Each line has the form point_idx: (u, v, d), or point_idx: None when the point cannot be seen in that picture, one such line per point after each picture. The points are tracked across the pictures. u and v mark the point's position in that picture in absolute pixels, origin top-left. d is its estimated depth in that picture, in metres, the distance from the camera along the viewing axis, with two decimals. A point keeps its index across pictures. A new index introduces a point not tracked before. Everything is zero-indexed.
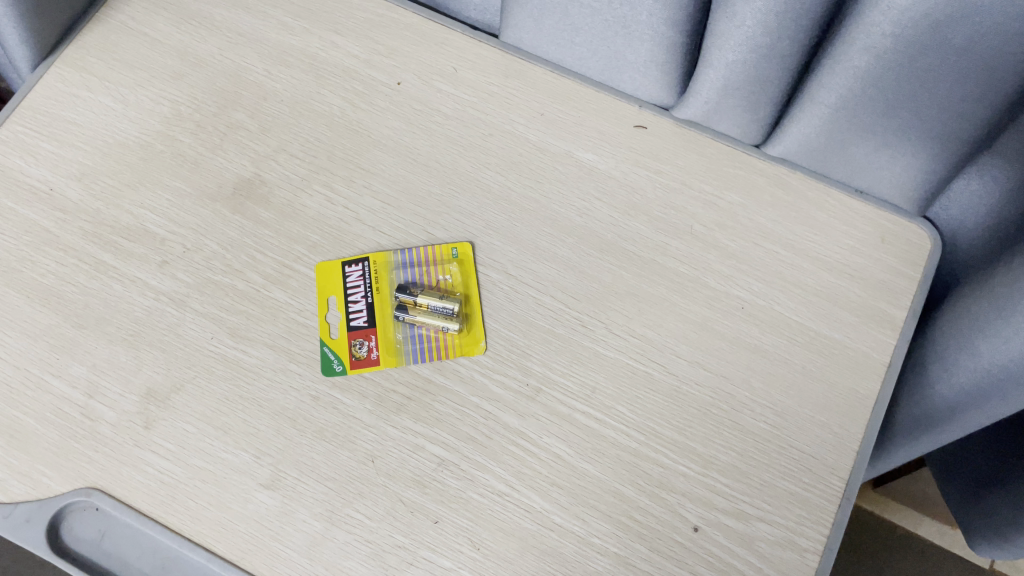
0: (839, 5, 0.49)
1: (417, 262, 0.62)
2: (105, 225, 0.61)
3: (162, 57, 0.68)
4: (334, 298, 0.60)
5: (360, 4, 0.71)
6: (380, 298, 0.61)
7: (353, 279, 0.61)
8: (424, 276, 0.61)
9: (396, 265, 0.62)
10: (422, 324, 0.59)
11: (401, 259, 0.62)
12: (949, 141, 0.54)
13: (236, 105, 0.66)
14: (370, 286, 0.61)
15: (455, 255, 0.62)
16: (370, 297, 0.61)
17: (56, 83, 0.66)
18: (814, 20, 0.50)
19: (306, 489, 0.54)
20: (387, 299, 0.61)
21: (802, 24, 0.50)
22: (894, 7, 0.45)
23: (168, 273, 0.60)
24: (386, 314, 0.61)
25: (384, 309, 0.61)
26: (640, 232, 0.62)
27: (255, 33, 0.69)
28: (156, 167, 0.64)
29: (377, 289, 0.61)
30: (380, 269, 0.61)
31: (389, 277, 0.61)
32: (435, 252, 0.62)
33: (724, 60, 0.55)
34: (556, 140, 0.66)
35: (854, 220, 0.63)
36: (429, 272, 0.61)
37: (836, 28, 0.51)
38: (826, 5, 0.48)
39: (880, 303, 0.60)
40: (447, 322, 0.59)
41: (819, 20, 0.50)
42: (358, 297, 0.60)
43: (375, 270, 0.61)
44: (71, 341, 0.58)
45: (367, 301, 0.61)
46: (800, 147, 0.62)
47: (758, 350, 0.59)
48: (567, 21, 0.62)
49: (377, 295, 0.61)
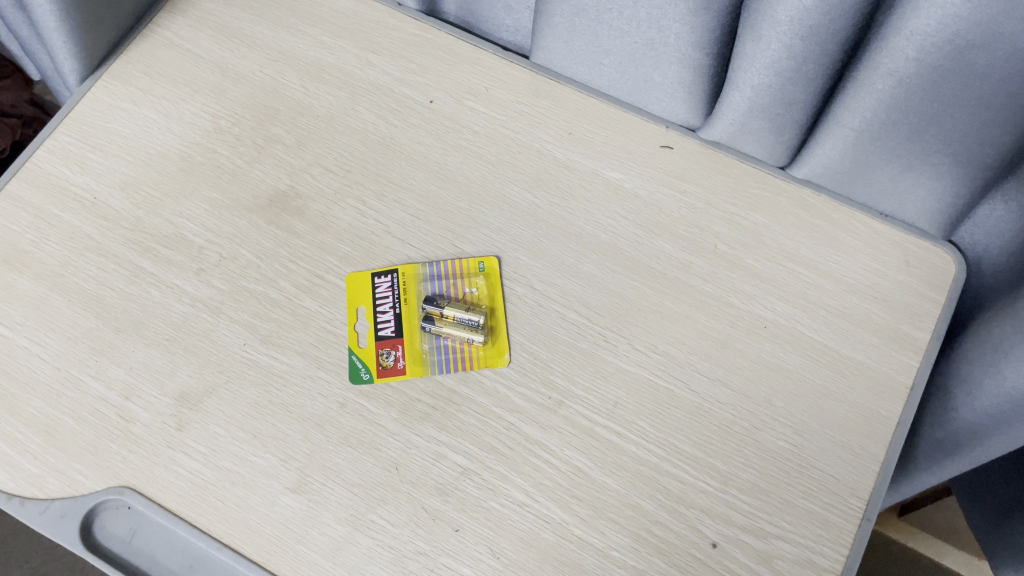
0: (863, 31, 0.50)
1: (444, 275, 0.63)
2: (145, 233, 0.64)
3: (203, 72, 0.70)
4: (363, 308, 0.61)
5: (396, 25, 0.73)
6: (408, 310, 0.63)
7: (383, 290, 0.62)
8: (451, 288, 0.63)
9: (424, 277, 0.63)
10: (448, 336, 0.61)
11: (429, 272, 0.63)
12: (973, 166, 0.54)
13: (274, 120, 0.68)
14: (398, 297, 0.62)
15: (482, 269, 0.63)
16: (398, 308, 0.62)
17: (103, 96, 0.69)
18: (840, 45, 0.51)
19: (331, 494, 0.55)
20: (415, 310, 0.63)
21: (827, 48, 0.51)
22: (917, 33, 0.46)
23: (204, 280, 0.62)
24: (414, 325, 0.62)
25: (412, 320, 0.63)
26: (665, 251, 0.63)
27: (294, 51, 0.71)
28: (196, 178, 0.66)
29: (405, 300, 0.63)
30: (408, 280, 0.63)
31: (417, 289, 0.63)
32: (462, 266, 0.63)
33: (749, 82, 0.56)
34: (583, 159, 0.67)
35: (878, 242, 0.63)
36: (456, 285, 0.63)
37: (861, 52, 0.52)
38: (851, 30, 0.49)
39: (903, 326, 0.60)
40: (473, 334, 0.60)
41: (845, 45, 0.51)
42: (387, 308, 0.62)
43: (404, 281, 0.63)
44: (110, 344, 0.60)
45: (395, 311, 0.62)
46: (825, 169, 0.62)
47: (780, 369, 0.59)
48: (597, 43, 0.63)
49: (405, 306, 0.63)
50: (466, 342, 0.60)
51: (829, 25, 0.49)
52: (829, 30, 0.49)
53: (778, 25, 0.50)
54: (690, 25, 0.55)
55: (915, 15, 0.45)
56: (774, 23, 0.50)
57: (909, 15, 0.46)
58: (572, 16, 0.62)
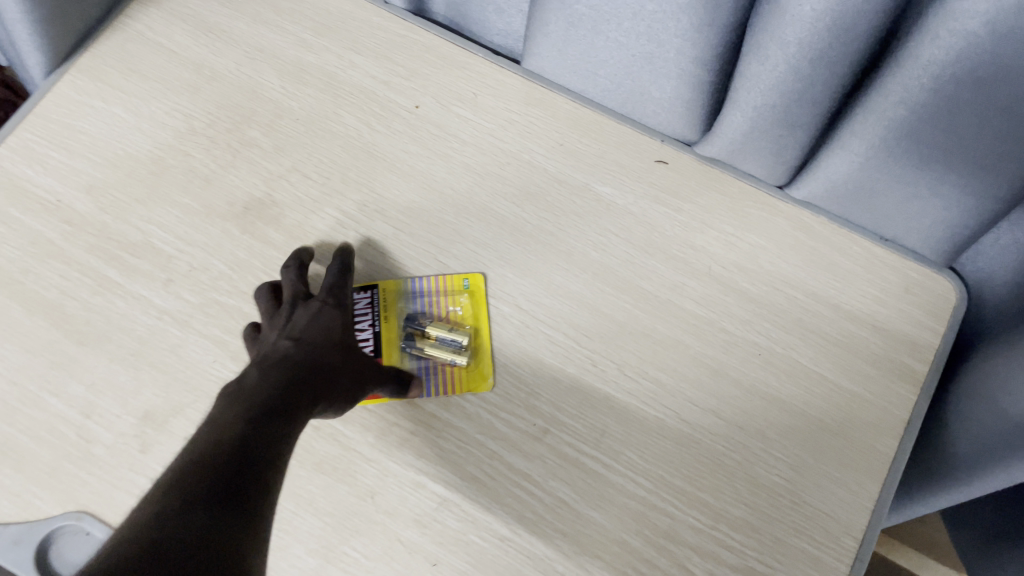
0: (877, 57, 0.46)
1: (427, 292, 0.60)
2: (111, 240, 0.60)
3: (177, 69, 0.66)
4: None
5: (382, 24, 0.69)
6: (388, 326, 0.60)
7: (362, 307, 0.60)
8: (435, 305, 0.60)
9: (405, 293, 0.60)
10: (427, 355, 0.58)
11: (411, 288, 0.60)
12: (983, 200, 0.51)
13: (251, 122, 0.65)
14: (378, 314, 0.60)
15: (466, 287, 0.60)
16: (378, 326, 0.60)
17: (69, 91, 0.65)
18: (852, 70, 0.47)
19: (302, 523, 0.53)
20: (394, 327, 0.60)
21: (838, 73, 0.47)
22: (936, 58, 0.42)
23: (172, 292, 0.59)
24: (393, 342, 0.60)
25: (391, 336, 0.60)
26: (658, 271, 0.61)
27: (273, 48, 0.67)
28: (167, 182, 0.62)
29: (386, 317, 0.60)
30: (388, 296, 0.60)
31: (398, 305, 0.60)
32: (445, 284, 0.60)
33: (752, 100, 0.52)
34: (576, 172, 0.64)
35: (878, 268, 0.61)
36: (440, 303, 0.60)
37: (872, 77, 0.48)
38: (863, 56, 0.45)
39: (902, 356, 0.58)
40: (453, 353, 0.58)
41: (857, 70, 0.47)
42: (365, 325, 0.60)
43: (384, 297, 0.60)
44: (72, 358, 0.57)
45: (374, 329, 0.60)
46: (826, 192, 0.59)
47: (774, 399, 0.57)
48: (592, 53, 0.58)
49: (385, 323, 0.60)
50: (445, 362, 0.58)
51: (841, 46, 0.44)
52: (842, 51, 0.45)
53: (787, 44, 0.45)
54: (691, 41, 0.51)
55: (934, 46, 0.42)
56: (783, 45, 0.46)
57: (926, 42, 0.42)
58: (567, 26, 0.57)
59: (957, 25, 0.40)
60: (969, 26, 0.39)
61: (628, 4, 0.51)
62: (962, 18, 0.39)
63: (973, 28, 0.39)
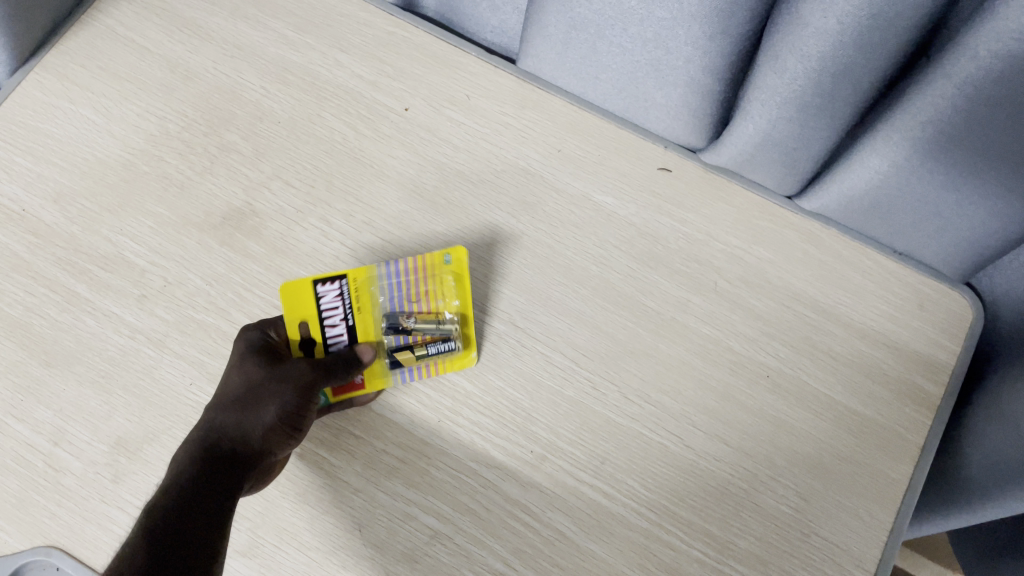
0: (904, 70, 0.43)
1: (403, 275, 0.56)
2: (79, 252, 0.56)
3: (150, 68, 0.62)
4: (309, 324, 0.54)
5: (369, 19, 0.64)
6: (361, 316, 0.56)
7: (330, 300, 0.55)
8: (412, 288, 0.56)
9: (378, 277, 0.56)
10: (411, 335, 0.55)
11: (385, 271, 0.56)
12: (1009, 222, 0.48)
13: (230, 126, 0.61)
14: (348, 305, 0.55)
15: (449, 263, 0.56)
16: (350, 318, 0.55)
17: (36, 92, 0.61)
18: (876, 83, 0.44)
19: (285, 559, 0.50)
20: (371, 317, 0.56)
21: (861, 87, 0.44)
22: (972, 71, 0.39)
23: (146, 308, 0.55)
24: (370, 329, 0.56)
25: (367, 323, 0.56)
26: (660, 287, 0.58)
27: (253, 45, 0.63)
28: (140, 191, 0.59)
29: (358, 307, 0.55)
30: (359, 285, 0.55)
31: (372, 292, 0.56)
32: (425, 262, 0.56)
33: (768, 112, 0.49)
34: (573, 180, 0.60)
35: (891, 283, 0.57)
36: (417, 286, 0.56)
37: (897, 90, 0.45)
38: (889, 69, 0.42)
39: (916, 378, 0.55)
40: (440, 334, 0.55)
41: (881, 83, 0.44)
42: (336, 319, 0.55)
43: (354, 287, 0.55)
44: (38, 381, 0.53)
45: (347, 322, 0.55)
46: (839, 206, 0.56)
47: (778, 423, 0.54)
48: (593, 57, 0.55)
49: (357, 314, 0.55)
50: (431, 342, 0.55)
51: (869, 57, 0.41)
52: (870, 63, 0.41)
53: (809, 56, 0.42)
54: (703, 49, 0.47)
55: (969, 64, 0.39)
56: (803, 56, 0.42)
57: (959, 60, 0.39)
58: (567, 28, 0.53)
59: (997, 37, 0.36)
60: (1009, 40, 0.36)
61: (635, 9, 0.48)
62: (1004, 29, 0.36)
63: (1015, 42, 0.36)
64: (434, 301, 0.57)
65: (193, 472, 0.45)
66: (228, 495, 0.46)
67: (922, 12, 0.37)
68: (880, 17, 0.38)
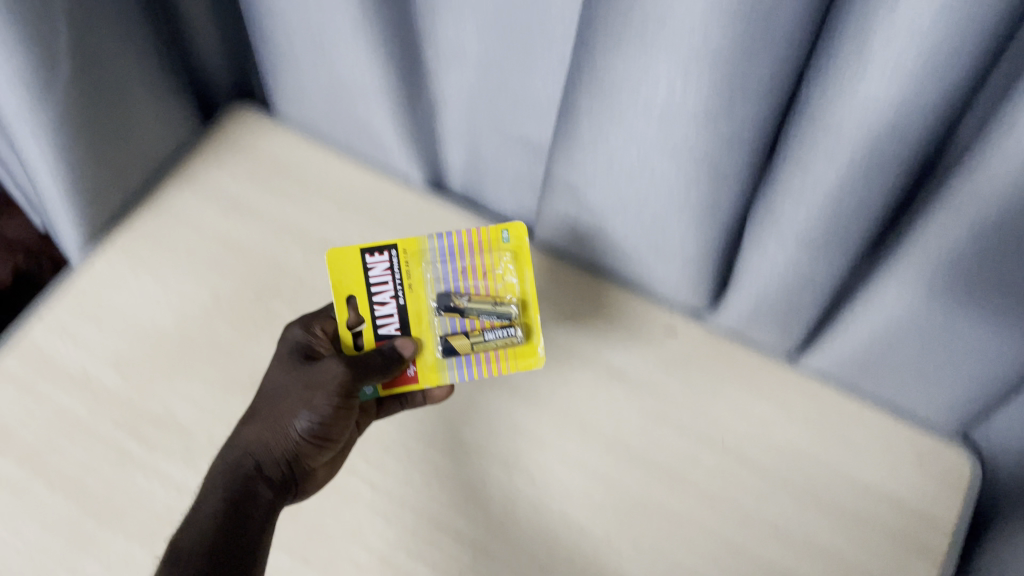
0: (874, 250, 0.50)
1: (455, 249, 0.56)
2: (134, 414, 0.61)
3: (208, 244, 0.69)
4: (355, 300, 0.54)
5: (401, 203, 0.72)
6: (413, 294, 0.55)
7: (378, 270, 0.55)
8: (467, 280, 0.56)
9: (430, 252, 0.56)
10: (471, 320, 0.55)
11: (437, 244, 0.56)
12: (990, 381, 0.53)
13: (275, 298, 0.67)
14: (399, 282, 0.55)
15: (506, 240, 0.56)
16: (401, 296, 0.55)
17: (106, 269, 0.68)
18: (851, 266, 0.50)
19: None
20: (422, 300, 0.55)
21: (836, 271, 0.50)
22: (973, 210, 0.41)
23: (192, 466, 0.60)
24: (423, 311, 0.55)
25: (416, 298, 0.55)
26: (671, 444, 0.61)
27: (297, 223, 0.71)
28: (195, 357, 0.64)
29: (410, 286, 0.55)
30: (410, 258, 0.55)
31: (423, 276, 0.55)
32: (479, 237, 0.56)
33: (788, 257, 0.51)
34: (586, 340, 0.65)
35: (893, 437, 0.60)
36: (472, 259, 0.56)
37: (873, 265, 0.51)
38: (859, 252, 0.49)
39: (921, 533, 0.57)
40: (500, 312, 0.55)
41: (859, 262, 0.50)
42: (385, 296, 0.55)
43: (405, 260, 0.55)
44: (89, 535, 0.57)
45: (397, 299, 0.55)
46: (836, 364, 0.61)
47: (778, 533, 0.57)
48: (603, 235, 0.62)
49: (410, 291, 0.55)
50: (489, 328, 0.54)
51: (852, 225, 0.46)
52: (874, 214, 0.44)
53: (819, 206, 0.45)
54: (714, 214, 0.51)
55: (924, 245, 0.45)
56: (779, 234, 0.50)
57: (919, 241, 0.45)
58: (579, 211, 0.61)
59: (989, 180, 0.39)
60: (1004, 181, 0.38)
61: (632, 206, 0.56)
62: (996, 173, 0.38)
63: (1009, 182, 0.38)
64: (492, 278, 0.56)
65: (219, 506, 0.46)
66: (258, 511, 0.47)
67: (879, 211, 0.44)
68: (879, 164, 0.41)
